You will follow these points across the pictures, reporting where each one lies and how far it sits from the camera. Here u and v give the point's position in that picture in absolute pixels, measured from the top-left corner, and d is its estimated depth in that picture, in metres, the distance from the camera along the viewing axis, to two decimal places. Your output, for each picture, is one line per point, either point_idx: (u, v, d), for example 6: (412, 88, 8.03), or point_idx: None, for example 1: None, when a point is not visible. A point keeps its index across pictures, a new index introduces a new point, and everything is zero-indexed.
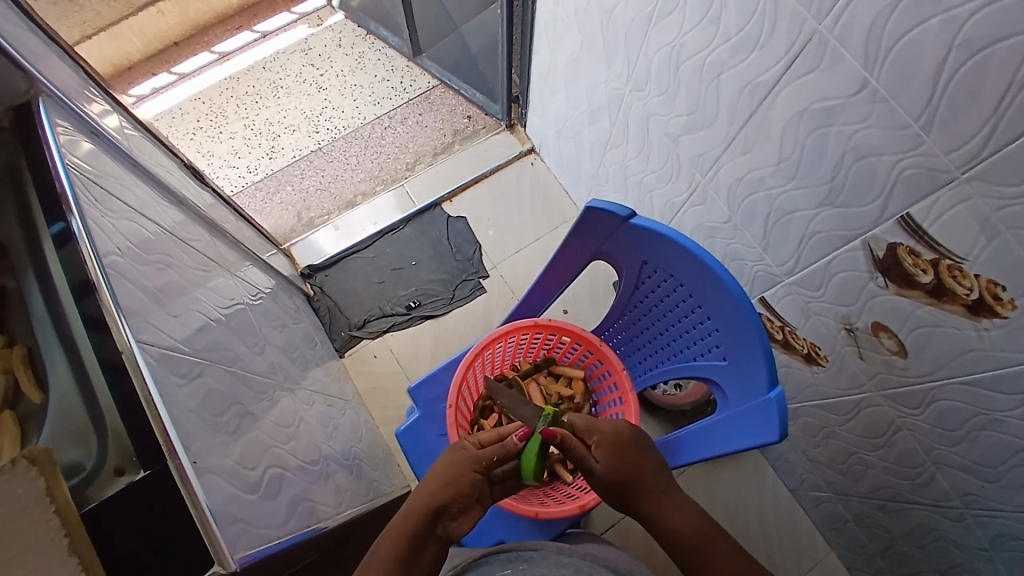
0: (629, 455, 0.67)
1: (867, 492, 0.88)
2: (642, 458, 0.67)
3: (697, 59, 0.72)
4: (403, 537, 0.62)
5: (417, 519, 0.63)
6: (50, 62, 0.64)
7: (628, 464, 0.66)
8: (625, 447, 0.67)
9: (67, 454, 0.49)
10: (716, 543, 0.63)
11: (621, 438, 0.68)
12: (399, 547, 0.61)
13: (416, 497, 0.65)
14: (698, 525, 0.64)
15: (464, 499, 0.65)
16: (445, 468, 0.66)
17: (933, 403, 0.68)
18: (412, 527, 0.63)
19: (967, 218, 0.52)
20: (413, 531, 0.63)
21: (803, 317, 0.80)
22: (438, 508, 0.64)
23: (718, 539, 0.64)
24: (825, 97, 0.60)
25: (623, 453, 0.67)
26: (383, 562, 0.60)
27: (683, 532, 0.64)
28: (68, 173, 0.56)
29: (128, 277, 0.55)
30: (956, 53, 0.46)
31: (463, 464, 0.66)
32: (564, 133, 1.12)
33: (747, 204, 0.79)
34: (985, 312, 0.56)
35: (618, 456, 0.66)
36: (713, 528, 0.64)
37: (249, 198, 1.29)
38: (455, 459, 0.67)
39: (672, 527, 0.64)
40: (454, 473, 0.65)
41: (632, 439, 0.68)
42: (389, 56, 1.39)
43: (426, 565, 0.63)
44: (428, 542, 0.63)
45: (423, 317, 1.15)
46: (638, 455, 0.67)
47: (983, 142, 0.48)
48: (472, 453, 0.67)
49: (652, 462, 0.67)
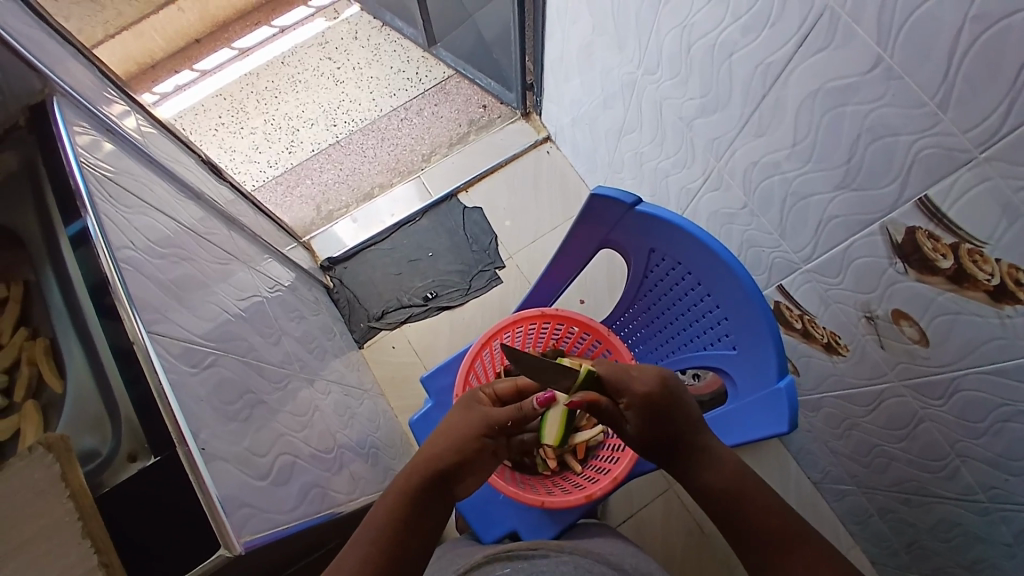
0: (664, 411, 0.62)
1: (891, 485, 0.86)
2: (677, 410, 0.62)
3: (708, 40, 0.70)
4: (407, 495, 0.60)
5: (421, 478, 0.62)
6: (67, 64, 0.65)
7: (665, 416, 0.62)
8: (660, 404, 0.61)
9: (84, 441, 0.51)
10: (757, 494, 0.59)
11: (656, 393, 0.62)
12: (402, 504, 0.59)
13: (420, 456, 0.64)
14: (735, 475, 0.60)
15: (472, 460, 0.64)
16: (453, 427, 0.65)
17: (956, 394, 0.66)
18: (417, 485, 0.61)
19: (986, 199, 0.50)
20: (419, 491, 0.61)
21: (822, 305, 0.78)
22: (444, 469, 0.63)
23: (758, 490, 0.59)
24: (839, 76, 0.58)
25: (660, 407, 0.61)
26: (386, 515, 0.58)
27: (720, 486, 0.60)
28: (83, 170, 0.57)
29: (142, 271, 0.57)
30: (971, 27, 0.44)
31: (472, 425, 0.64)
32: (580, 120, 1.11)
33: (763, 189, 0.77)
34: (1007, 298, 0.53)
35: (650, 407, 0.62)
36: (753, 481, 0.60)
37: (271, 192, 1.31)
38: (463, 417, 0.66)
39: (707, 480, 0.60)
40: (461, 433, 0.64)
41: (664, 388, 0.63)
42: (405, 46, 1.40)
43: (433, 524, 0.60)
44: (434, 500, 0.61)
45: (440, 307, 1.16)
46: (675, 406, 0.62)
47: (1003, 118, 0.46)
48: (484, 410, 0.65)
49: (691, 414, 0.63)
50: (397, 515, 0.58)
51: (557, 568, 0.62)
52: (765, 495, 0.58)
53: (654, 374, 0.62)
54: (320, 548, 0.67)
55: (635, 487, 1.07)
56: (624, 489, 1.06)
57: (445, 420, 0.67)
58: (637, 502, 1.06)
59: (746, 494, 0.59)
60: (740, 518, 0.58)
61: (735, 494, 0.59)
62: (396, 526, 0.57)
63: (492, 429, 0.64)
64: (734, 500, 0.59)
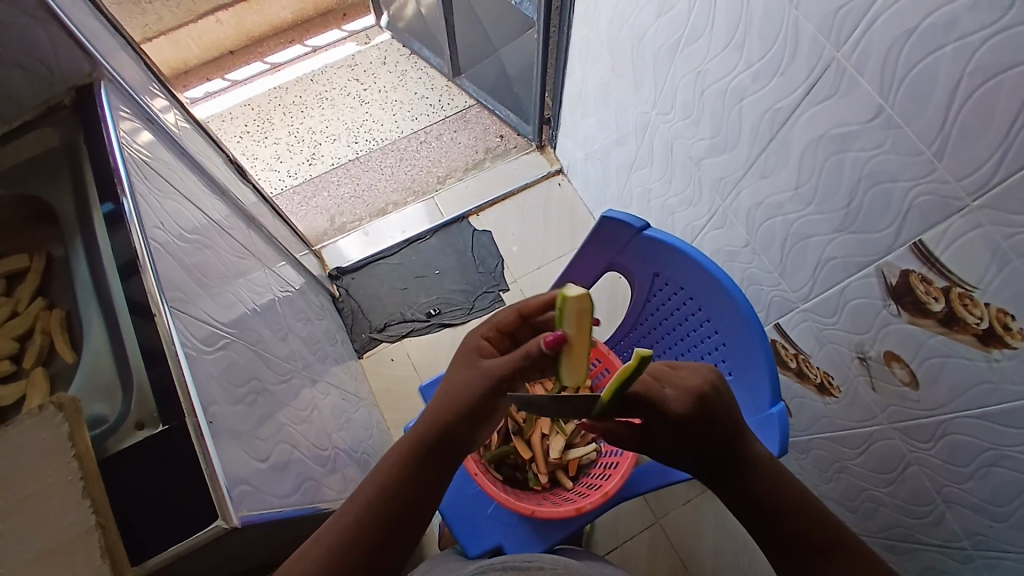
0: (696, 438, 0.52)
1: (877, 532, 0.86)
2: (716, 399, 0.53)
3: (721, 84, 0.74)
4: (411, 455, 0.56)
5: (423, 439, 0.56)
6: (118, 56, 0.69)
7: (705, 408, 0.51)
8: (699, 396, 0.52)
9: (94, 407, 0.53)
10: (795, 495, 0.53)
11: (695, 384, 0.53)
12: (403, 465, 0.55)
13: (423, 414, 0.58)
14: (780, 479, 0.53)
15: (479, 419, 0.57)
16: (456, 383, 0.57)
17: (944, 438, 0.67)
18: (420, 447, 0.56)
19: (977, 245, 0.53)
20: (422, 451, 0.56)
21: (817, 345, 0.80)
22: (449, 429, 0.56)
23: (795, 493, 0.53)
24: (842, 123, 0.61)
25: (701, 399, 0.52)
26: (383, 478, 0.54)
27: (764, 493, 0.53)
28: (123, 151, 0.60)
29: (169, 251, 0.59)
30: (968, 81, 0.48)
31: (476, 382, 0.57)
32: (593, 155, 1.15)
33: (765, 229, 0.80)
34: (995, 342, 0.55)
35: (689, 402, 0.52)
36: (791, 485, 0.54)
37: (287, 201, 1.34)
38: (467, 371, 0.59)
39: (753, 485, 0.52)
40: (465, 392, 0.56)
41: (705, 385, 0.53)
42: (430, 75, 1.46)
43: (432, 489, 0.56)
44: (437, 462, 0.56)
45: (442, 324, 1.18)
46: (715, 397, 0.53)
47: (993, 168, 0.49)
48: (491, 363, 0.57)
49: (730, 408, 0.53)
50: (394, 476, 0.54)
51: None
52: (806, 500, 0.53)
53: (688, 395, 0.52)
54: None
55: (624, 517, 1.07)
56: (611, 518, 1.07)
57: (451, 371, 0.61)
58: (624, 533, 1.06)
59: (793, 502, 0.52)
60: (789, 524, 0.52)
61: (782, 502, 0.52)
62: (394, 490, 0.54)
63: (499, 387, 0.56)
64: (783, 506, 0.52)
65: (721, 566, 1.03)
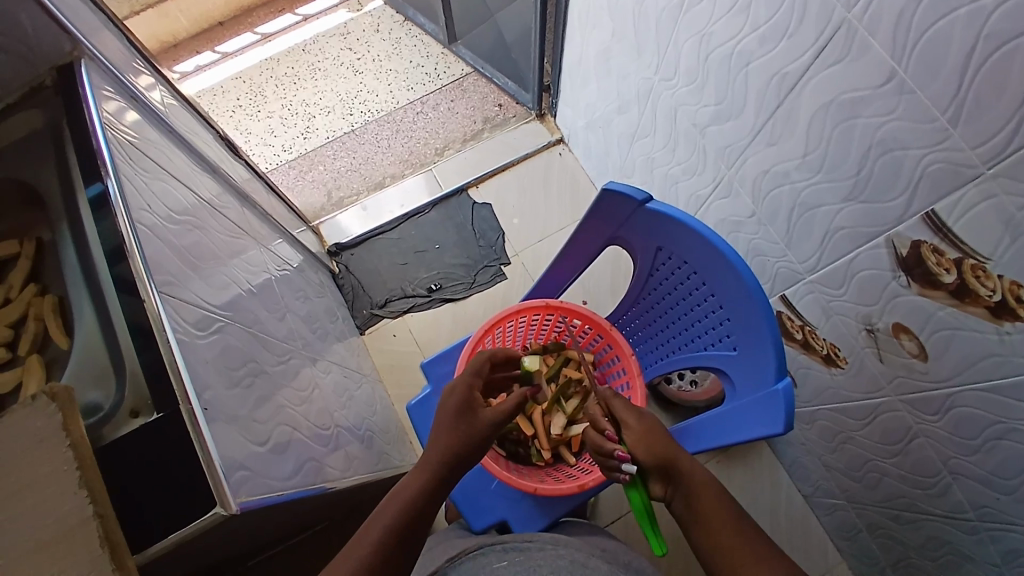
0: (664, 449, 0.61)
1: (881, 502, 0.86)
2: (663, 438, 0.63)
3: (726, 48, 0.71)
4: (425, 484, 0.61)
5: (438, 470, 0.62)
6: (98, 32, 0.66)
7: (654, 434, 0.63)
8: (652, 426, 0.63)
9: (89, 395, 0.52)
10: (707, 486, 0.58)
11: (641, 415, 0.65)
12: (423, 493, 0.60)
13: (432, 449, 0.63)
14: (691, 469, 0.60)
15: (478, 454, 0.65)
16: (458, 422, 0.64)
17: (951, 410, 0.66)
18: (433, 477, 0.61)
19: (991, 216, 0.51)
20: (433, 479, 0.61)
21: (824, 317, 0.79)
22: (455, 461, 0.63)
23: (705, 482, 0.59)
24: (852, 89, 0.59)
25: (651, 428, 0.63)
26: (400, 505, 0.58)
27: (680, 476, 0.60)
28: (106, 132, 0.58)
29: (157, 234, 0.57)
30: (983, 44, 0.45)
31: (481, 422, 0.65)
32: (594, 123, 1.12)
33: (772, 198, 0.78)
34: (1007, 315, 0.54)
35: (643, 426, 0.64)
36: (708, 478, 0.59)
37: (283, 176, 1.32)
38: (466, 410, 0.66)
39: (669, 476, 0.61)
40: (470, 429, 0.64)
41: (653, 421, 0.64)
42: (426, 42, 1.42)
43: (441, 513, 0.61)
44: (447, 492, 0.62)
45: (443, 299, 1.16)
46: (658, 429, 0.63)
47: (1009, 137, 0.47)
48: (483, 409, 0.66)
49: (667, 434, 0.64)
50: (418, 502, 0.58)
51: (552, 562, 0.59)
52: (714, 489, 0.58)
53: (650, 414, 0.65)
54: (311, 521, 0.67)
55: (626, 488, 1.07)
56: (615, 490, 1.07)
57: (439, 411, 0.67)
58: (627, 505, 1.06)
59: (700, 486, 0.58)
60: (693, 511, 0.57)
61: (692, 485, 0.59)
62: (417, 504, 0.58)
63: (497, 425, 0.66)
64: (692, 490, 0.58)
65: None
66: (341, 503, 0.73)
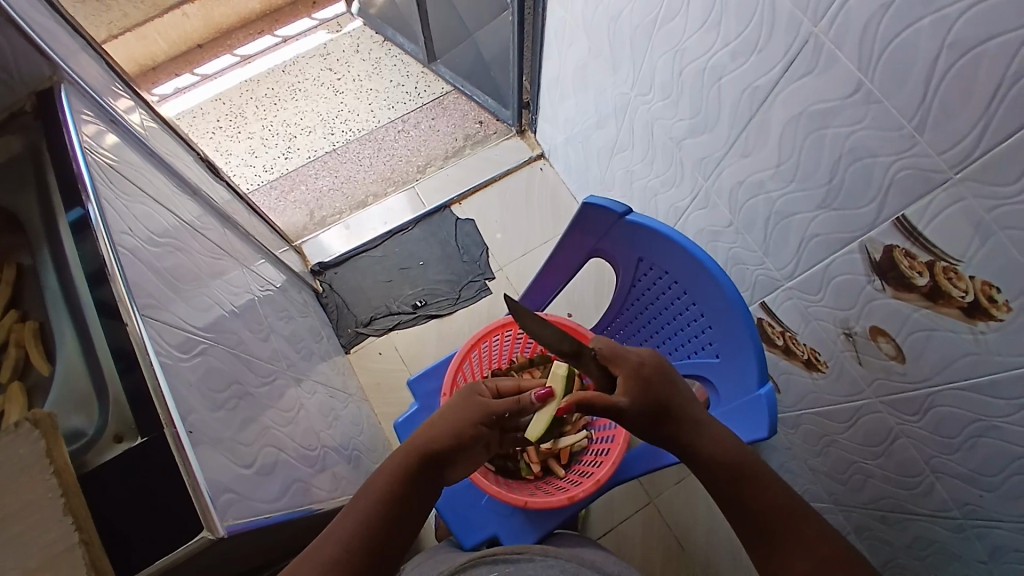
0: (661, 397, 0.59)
1: (868, 504, 0.87)
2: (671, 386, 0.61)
3: (700, 62, 0.73)
4: (401, 475, 0.59)
5: (420, 458, 0.60)
6: (77, 56, 0.66)
7: (656, 390, 0.59)
8: (653, 381, 0.60)
9: (70, 420, 0.51)
10: (761, 477, 0.57)
11: (646, 369, 0.61)
12: (397, 485, 0.58)
13: (419, 437, 0.62)
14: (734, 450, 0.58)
15: (466, 446, 0.63)
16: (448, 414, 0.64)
17: (931, 410, 0.68)
18: (413, 466, 0.60)
19: (961, 219, 0.52)
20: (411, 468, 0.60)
21: (804, 322, 0.80)
22: (442, 450, 0.61)
23: (761, 469, 0.58)
24: (822, 100, 0.60)
25: (651, 382, 0.60)
26: (374, 497, 0.57)
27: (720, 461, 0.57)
28: (86, 156, 0.57)
29: (139, 257, 0.57)
30: (947, 53, 0.47)
31: (471, 413, 0.64)
32: (573, 138, 1.14)
33: (749, 208, 0.80)
34: (980, 315, 0.55)
35: (645, 392, 0.59)
36: (759, 461, 0.58)
37: (264, 196, 1.32)
38: (462, 404, 0.65)
39: (705, 457, 0.58)
40: (461, 419, 0.63)
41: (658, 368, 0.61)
42: (405, 62, 1.43)
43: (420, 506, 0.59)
44: (425, 485, 0.60)
45: (428, 316, 1.16)
46: (668, 381, 0.60)
47: (974, 143, 0.48)
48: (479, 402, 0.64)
49: (686, 393, 0.61)
50: (388, 494, 0.57)
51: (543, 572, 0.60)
52: (770, 479, 0.57)
53: (649, 355, 0.61)
54: (299, 543, 0.66)
55: (617, 500, 1.07)
56: (604, 502, 1.07)
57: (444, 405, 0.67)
58: (619, 517, 1.06)
59: (752, 476, 0.57)
60: (744, 501, 0.56)
61: (742, 472, 0.57)
62: (392, 493, 0.57)
63: (489, 418, 0.64)
64: (740, 478, 0.57)
65: (713, 538, 1.04)
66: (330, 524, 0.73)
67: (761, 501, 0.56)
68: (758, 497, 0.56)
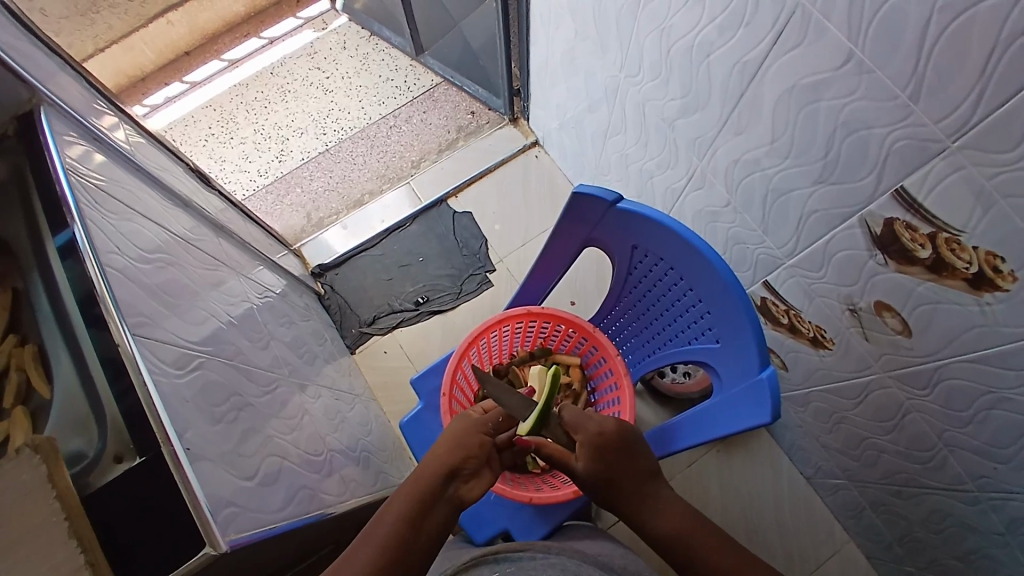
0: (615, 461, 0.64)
1: (882, 479, 0.86)
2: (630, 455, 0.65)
3: (686, 40, 0.71)
4: (415, 495, 0.60)
5: (431, 478, 0.61)
6: (55, 76, 0.66)
7: (612, 459, 0.64)
8: (608, 448, 0.64)
9: (70, 443, 0.51)
10: (707, 546, 0.59)
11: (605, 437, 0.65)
12: (414, 502, 0.59)
13: (425, 460, 0.63)
14: (679, 521, 0.61)
15: (474, 460, 0.64)
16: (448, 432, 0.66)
17: (941, 383, 0.66)
18: (424, 487, 0.61)
19: (961, 188, 0.51)
20: (425, 489, 0.60)
21: (807, 300, 0.79)
22: (450, 466, 0.63)
23: (711, 535, 0.60)
24: (812, 72, 0.58)
25: (608, 452, 0.64)
26: (392, 521, 0.58)
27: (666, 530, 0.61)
28: (69, 178, 0.57)
29: (128, 276, 0.57)
30: (938, 17, 0.45)
31: (471, 426, 0.66)
32: (566, 124, 1.12)
33: (745, 186, 0.78)
34: (986, 286, 0.54)
35: (596, 459, 0.64)
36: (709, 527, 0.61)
37: (261, 201, 1.32)
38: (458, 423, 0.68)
39: (651, 528, 0.62)
40: (462, 434, 0.65)
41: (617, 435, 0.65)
42: (393, 55, 1.42)
43: (436, 526, 0.59)
44: (440, 502, 0.61)
45: (431, 312, 1.16)
46: (624, 452, 0.64)
47: (971, 108, 0.47)
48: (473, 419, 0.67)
49: (639, 463, 0.65)
50: (405, 516, 0.58)
51: (545, 570, 0.59)
52: (719, 544, 0.59)
53: (609, 422, 0.66)
54: (309, 549, 0.67)
55: None
56: None
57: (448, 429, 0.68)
58: None
59: (696, 545, 0.59)
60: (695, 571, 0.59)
61: (685, 542, 0.60)
62: (408, 513, 0.58)
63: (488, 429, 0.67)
64: (684, 547, 0.60)
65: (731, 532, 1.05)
66: (340, 528, 0.73)
67: (711, 566, 0.58)
68: (706, 565, 0.58)
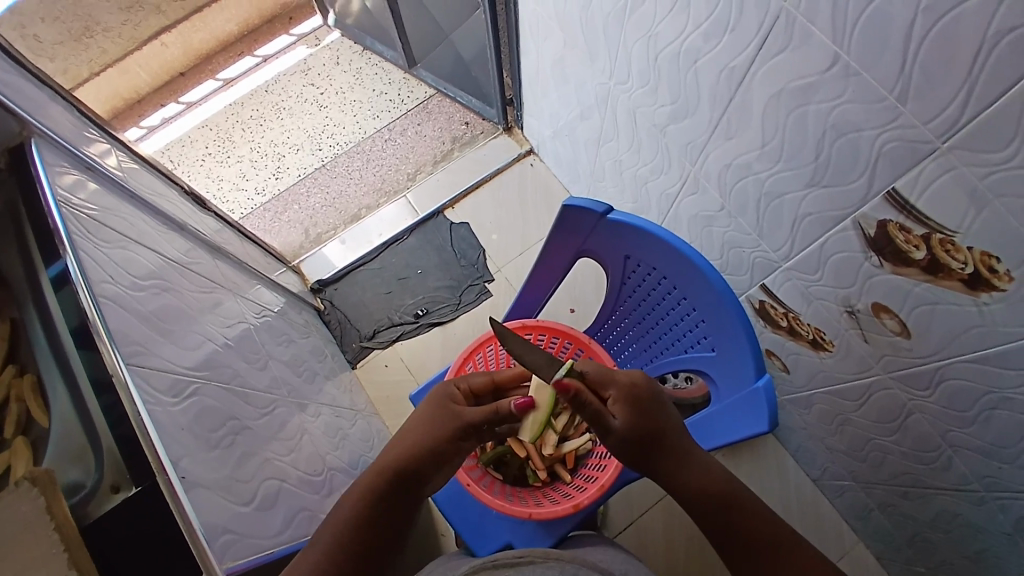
0: (648, 410, 0.64)
1: (888, 480, 0.85)
2: (660, 410, 0.65)
3: (672, 48, 0.71)
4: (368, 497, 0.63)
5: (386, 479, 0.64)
6: (45, 107, 0.66)
7: (646, 412, 0.64)
8: (643, 398, 0.64)
9: (69, 474, 0.50)
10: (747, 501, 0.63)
11: (638, 389, 0.65)
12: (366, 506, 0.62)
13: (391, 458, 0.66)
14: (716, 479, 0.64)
15: (440, 461, 0.67)
16: (421, 428, 0.68)
17: (942, 384, 0.65)
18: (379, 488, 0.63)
19: (953, 190, 0.50)
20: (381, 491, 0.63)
21: (805, 302, 0.78)
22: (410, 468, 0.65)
23: (744, 495, 0.64)
24: (800, 76, 0.58)
25: (642, 404, 0.64)
26: (342, 521, 0.60)
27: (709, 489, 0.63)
28: (61, 209, 0.57)
29: (122, 305, 0.57)
30: (924, 17, 0.44)
31: (443, 426, 0.67)
32: (560, 132, 1.12)
33: (738, 190, 0.78)
34: (982, 286, 0.53)
35: (635, 409, 0.64)
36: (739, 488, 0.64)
37: (259, 219, 1.33)
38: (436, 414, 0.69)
39: (690, 485, 0.63)
40: (433, 433, 0.67)
41: (648, 387, 0.65)
42: (387, 69, 1.42)
43: (389, 526, 0.63)
44: (394, 502, 0.64)
45: (431, 324, 1.16)
46: (657, 407, 0.65)
47: (960, 109, 0.46)
48: (450, 415, 0.68)
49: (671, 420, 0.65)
50: (354, 519, 0.61)
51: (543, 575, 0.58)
52: (754, 504, 0.63)
53: (636, 371, 0.66)
54: None
55: (635, 494, 1.06)
56: (622, 497, 1.06)
57: (417, 411, 0.71)
58: (637, 510, 1.06)
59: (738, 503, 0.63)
60: (736, 528, 0.62)
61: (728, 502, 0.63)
62: (358, 516, 0.61)
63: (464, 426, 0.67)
64: (723, 506, 0.63)
65: None
66: None
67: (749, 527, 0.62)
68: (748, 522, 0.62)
